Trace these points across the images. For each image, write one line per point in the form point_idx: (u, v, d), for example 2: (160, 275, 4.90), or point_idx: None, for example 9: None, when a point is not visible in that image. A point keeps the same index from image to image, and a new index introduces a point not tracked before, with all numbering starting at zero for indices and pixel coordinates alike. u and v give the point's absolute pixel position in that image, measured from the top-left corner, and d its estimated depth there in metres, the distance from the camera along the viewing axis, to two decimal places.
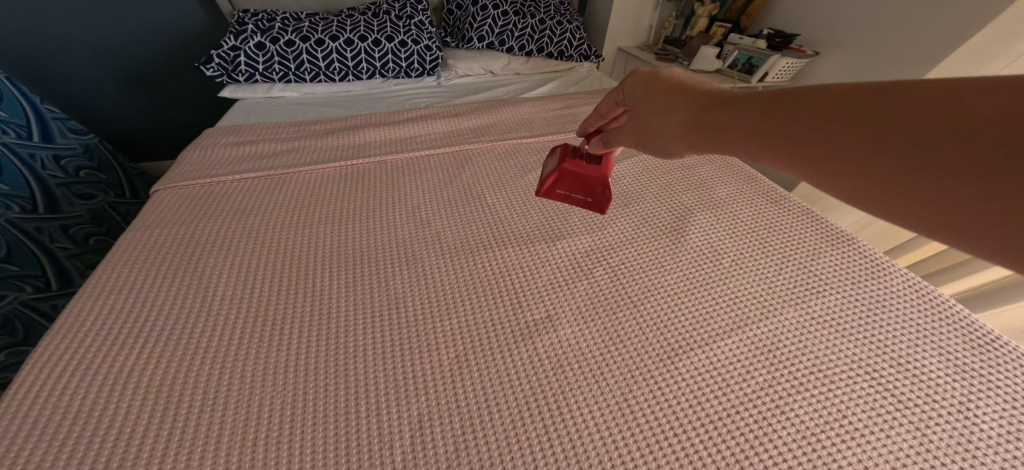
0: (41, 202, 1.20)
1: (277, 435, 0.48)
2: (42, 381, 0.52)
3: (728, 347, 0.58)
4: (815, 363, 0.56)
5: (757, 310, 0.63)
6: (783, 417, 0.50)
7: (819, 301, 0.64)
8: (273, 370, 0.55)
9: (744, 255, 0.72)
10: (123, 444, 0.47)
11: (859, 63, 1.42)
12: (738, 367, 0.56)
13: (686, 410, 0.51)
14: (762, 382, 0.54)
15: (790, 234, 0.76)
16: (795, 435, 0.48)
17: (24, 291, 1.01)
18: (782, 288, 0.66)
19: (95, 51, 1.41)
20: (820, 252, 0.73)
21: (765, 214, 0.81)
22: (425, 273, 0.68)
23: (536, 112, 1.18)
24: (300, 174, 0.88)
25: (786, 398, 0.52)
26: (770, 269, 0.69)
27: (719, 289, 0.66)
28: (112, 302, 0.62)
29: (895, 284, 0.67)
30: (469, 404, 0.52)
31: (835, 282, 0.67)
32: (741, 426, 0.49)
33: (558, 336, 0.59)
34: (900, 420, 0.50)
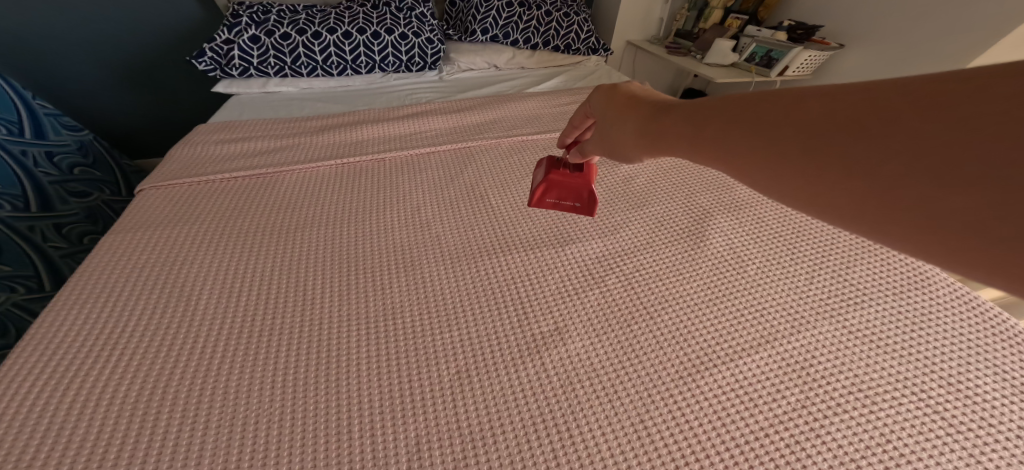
0: (33, 202, 1.16)
1: (263, 459, 0.44)
2: (9, 397, 0.48)
3: (754, 363, 0.53)
4: (852, 381, 0.51)
5: (786, 323, 0.57)
6: (819, 443, 0.45)
7: (855, 313, 0.59)
8: (260, 386, 0.50)
9: (771, 261, 0.66)
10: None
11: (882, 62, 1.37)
12: (767, 385, 0.50)
13: (710, 433, 0.46)
14: (794, 403, 0.48)
15: (820, 239, 0.71)
16: (832, 462, 0.43)
17: (15, 293, 0.98)
18: (813, 298, 0.61)
19: (89, 45, 1.36)
20: (855, 259, 0.67)
21: (793, 217, 0.75)
22: (424, 279, 0.63)
23: (543, 108, 1.12)
24: (294, 173, 0.84)
25: (821, 419, 0.47)
26: (799, 278, 0.64)
27: (742, 299, 0.60)
28: (89, 309, 0.58)
29: (940, 295, 0.61)
30: (473, 425, 0.47)
31: (873, 293, 0.62)
32: (772, 451, 0.44)
33: (569, 351, 0.54)
34: (950, 446, 0.44)
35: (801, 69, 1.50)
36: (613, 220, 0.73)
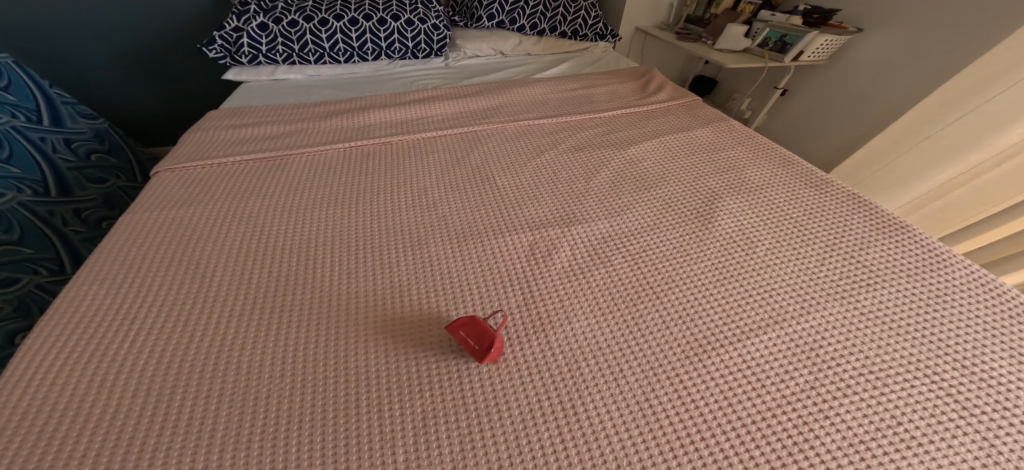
0: (53, 187, 1.19)
1: (276, 427, 0.45)
2: (35, 368, 0.50)
3: (762, 343, 0.53)
4: (863, 363, 0.50)
5: (796, 305, 0.57)
6: (827, 423, 0.45)
7: (867, 295, 0.58)
8: (271, 360, 0.52)
9: (782, 243, 0.66)
10: (115, 437, 0.44)
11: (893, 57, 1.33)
12: (776, 365, 0.50)
13: (717, 412, 0.46)
14: (803, 384, 0.49)
15: (834, 221, 0.70)
16: (841, 443, 0.44)
17: (38, 275, 1.01)
18: (824, 279, 0.60)
19: (101, 36, 1.39)
20: (869, 241, 0.66)
21: (805, 199, 0.74)
22: (431, 258, 0.64)
23: (549, 93, 1.12)
24: (302, 156, 0.85)
25: (831, 401, 0.47)
26: (811, 260, 0.63)
27: (752, 280, 0.60)
28: (109, 286, 0.60)
29: (956, 276, 0.61)
30: (477, 400, 0.48)
31: (887, 274, 0.61)
32: (780, 430, 0.45)
33: (574, 330, 0.55)
34: (963, 429, 0.44)
35: (815, 54, 1.45)
36: (620, 201, 0.73)
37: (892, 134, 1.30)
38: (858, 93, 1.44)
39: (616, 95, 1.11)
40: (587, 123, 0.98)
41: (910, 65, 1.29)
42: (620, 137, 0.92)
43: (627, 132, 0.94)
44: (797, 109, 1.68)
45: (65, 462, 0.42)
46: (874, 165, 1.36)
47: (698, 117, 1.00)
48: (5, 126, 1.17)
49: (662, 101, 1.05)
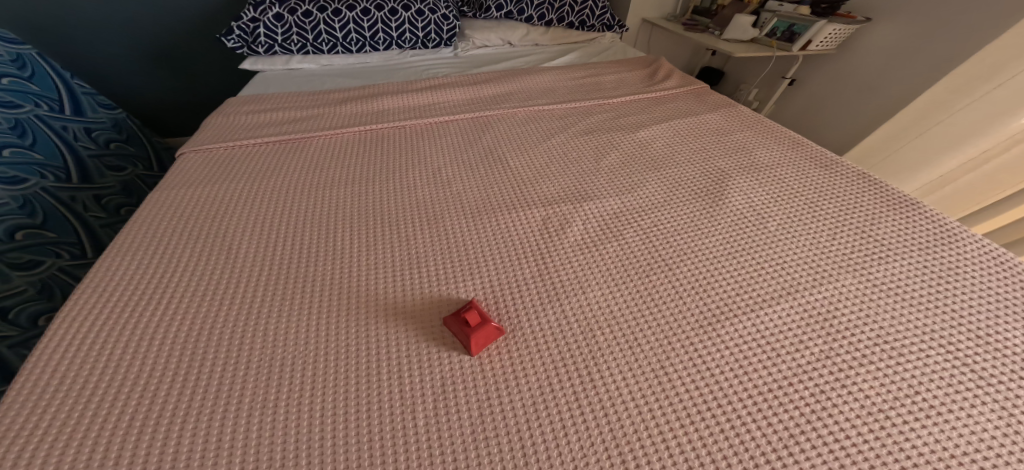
0: (74, 174, 1.23)
1: (301, 387, 0.48)
2: (70, 332, 0.53)
3: (776, 313, 0.53)
4: (878, 333, 0.50)
5: (809, 277, 0.58)
6: (844, 391, 0.45)
7: (879, 268, 0.59)
8: (292, 330, 0.54)
9: (793, 219, 0.67)
10: (148, 395, 0.47)
11: (896, 47, 1.31)
12: (791, 335, 0.51)
13: (733, 380, 0.47)
14: (818, 354, 0.49)
15: (845, 199, 0.70)
16: (860, 411, 0.43)
17: (61, 258, 1.05)
18: (837, 253, 0.61)
19: (120, 29, 1.42)
20: (880, 218, 0.67)
21: (815, 178, 0.75)
22: (447, 231, 0.67)
23: (558, 81, 1.13)
24: (321, 139, 0.88)
25: (847, 370, 0.47)
26: (823, 235, 0.64)
27: (763, 254, 0.61)
28: (140, 256, 0.63)
29: (967, 250, 0.61)
30: (495, 372, 0.49)
31: (899, 249, 0.61)
32: (796, 398, 0.45)
33: (587, 298, 0.56)
34: (982, 398, 0.44)
35: (824, 43, 1.43)
36: (629, 181, 0.75)
37: (903, 119, 1.31)
38: (868, 84, 1.40)
39: (624, 83, 1.12)
40: (595, 109, 1.00)
41: (921, 53, 1.24)
42: (628, 122, 0.93)
43: (635, 117, 0.95)
44: (804, 100, 1.64)
45: (104, 416, 0.45)
46: (886, 150, 1.37)
47: (705, 103, 1.01)
48: (28, 114, 1.22)
49: (670, 88, 1.06)
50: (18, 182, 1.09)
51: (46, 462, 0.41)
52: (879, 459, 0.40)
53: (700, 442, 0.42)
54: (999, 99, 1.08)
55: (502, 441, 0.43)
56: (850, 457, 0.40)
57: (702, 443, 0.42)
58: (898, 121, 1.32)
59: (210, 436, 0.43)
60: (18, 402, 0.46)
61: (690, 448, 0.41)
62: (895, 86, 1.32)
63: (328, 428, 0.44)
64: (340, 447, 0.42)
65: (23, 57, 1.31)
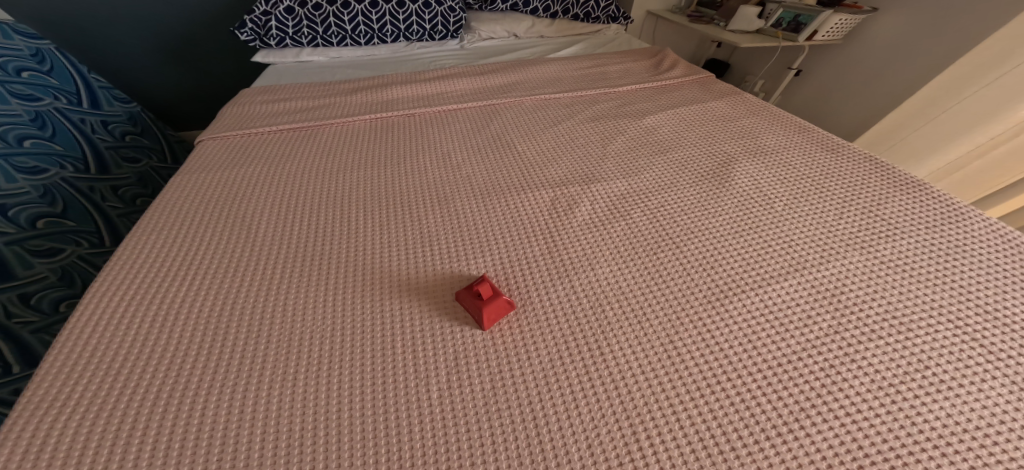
0: (93, 164, 1.27)
1: (320, 359, 0.50)
2: (99, 309, 0.55)
3: (785, 289, 0.53)
4: (886, 308, 0.50)
5: (816, 255, 0.58)
6: (853, 366, 0.45)
7: (887, 246, 0.58)
8: (310, 306, 0.55)
9: (798, 200, 0.67)
10: (175, 366, 0.49)
11: (903, 35, 1.31)
12: (798, 311, 0.51)
13: (741, 355, 0.47)
14: (826, 329, 0.49)
15: (851, 181, 0.70)
16: (869, 385, 0.43)
17: (81, 246, 1.08)
18: (843, 232, 0.61)
19: (134, 25, 1.45)
20: (886, 198, 0.67)
21: (822, 161, 0.75)
22: (457, 213, 0.69)
23: (565, 70, 1.14)
24: (333, 126, 0.90)
25: (856, 345, 0.47)
26: (829, 215, 0.64)
27: (769, 232, 0.62)
28: (163, 238, 0.65)
29: (975, 229, 0.60)
30: (506, 344, 0.50)
31: (908, 227, 0.61)
32: (805, 373, 0.45)
33: (596, 274, 0.57)
34: (992, 373, 0.44)
35: (830, 34, 1.43)
36: (635, 164, 0.77)
37: (910, 107, 1.30)
38: (873, 71, 1.40)
39: (630, 72, 1.13)
40: (602, 97, 1.01)
41: (928, 41, 1.24)
42: (634, 109, 0.95)
43: (641, 104, 0.97)
44: (812, 90, 1.62)
45: (136, 384, 0.47)
46: (891, 139, 1.37)
47: (712, 91, 1.02)
48: (48, 107, 1.25)
49: (676, 77, 1.07)
50: (40, 172, 1.12)
51: (85, 425, 0.43)
52: (891, 434, 0.40)
53: (711, 414, 0.43)
54: (1006, 88, 1.09)
55: (514, 418, 0.44)
56: (862, 431, 0.40)
57: (714, 416, 0.43)
58: (905, 109, 1.31)
59: (236, 402, 0.46)
60: (52, 372, 0.48)
61: (702, 421, 0.42)
62: (902, 74, 1.31)
63: (347, 396, 0.46)
64: (355, 416, 0.44)
65: (42, 52, 1.34)
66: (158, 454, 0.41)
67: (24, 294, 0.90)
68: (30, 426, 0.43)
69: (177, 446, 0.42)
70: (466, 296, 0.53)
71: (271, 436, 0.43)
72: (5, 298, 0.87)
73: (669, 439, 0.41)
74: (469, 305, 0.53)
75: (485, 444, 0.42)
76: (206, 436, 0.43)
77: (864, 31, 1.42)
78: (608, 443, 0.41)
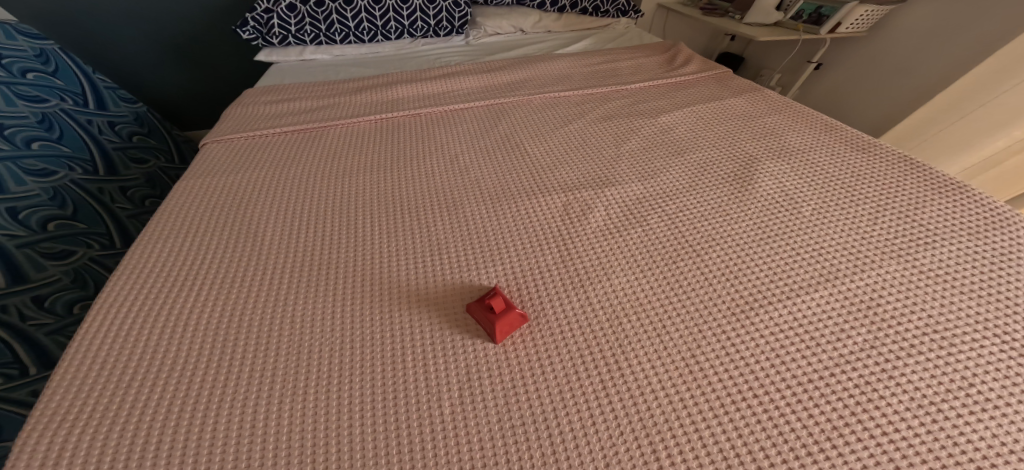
0: (101, 166, 1.26)
1: (331, 371, 0.48)
2: (107, 318, 0.53)
3: (815, 299, 0.51)
4: (925, 321, 0.47)
5: (849, 263, 0.55)
6: (890, 382, 0.42)
7: (923, 252, 0.55)
8: (319, 316, 0.54)
9: (826, 203, 0.64)
10: (184, 379, 0.48)
11: (931, 26, 1.26)
12: (830, 324, 0.48)
13: (769, 371, 0.44)
14: (862, 343, 0.46)
15: (883, 183, 0.67)
16: (908, 403, 0.41)
17: (92, 248, 1.08)
18: (875, 238, 0.58)
19: (139, 25, 1.43)
20: (923, 202, 0.63)
21: (853, 162, 0.72)
22: (467, 218, 0.67)
23: (573, 67, 1.10)
24: (338, 127, 0.88)
25: (893, 360, 0.44)
26: (859, 220, 0.61)
27: (796, 238, 0.59)
28: (167, 244, 0.64)
29: (1018, 234, 0.57)
30: (521, 358, 0.48)
31: (947, 233, 0.58)
32: (838, 390, 0.42)
33: (612, 284, 0.55)
34: None
35: (853, 27, 1.38)
36: (652, 165, 0.74)
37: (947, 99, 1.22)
38: (899, 64, 1.35)
39: (641, 68, 1.10)
40: (613, 95, 0.97)
41: (965, 31, 1.18)
42: (648, 107, 0.91)
43: (655, 102, 0.93)
44: (834, 82, 1.57)
45: (145, 399, 0.46)
46: (922, 134, 1.30)
47: (729, 88, 0.98)
48: (54, 108, 1.24)
49: (690, 73, 1.03)
50: (48, 174, 1.11)
51: (96, 442, 0.42)
52: (932, 455, 0.37)
53: (738, 434, 0.40)
54: None
55: (529, 436, 0.42)
56: (900, 452, 0.38)
57: (740, 436, 0.40)
58: (937, 102, 1.23)
59: (249, 418, 0.44)
60: (60, 385, 0.47)
61: (723, 437, 0.40)
62: (932, 67, 1.26)
63: (359, 413, 0.44)
64: (367, 434, 0.42)
65: (46, 52, 1.33)
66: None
67: (36, 298, 0.90)
68: (40, 443, 0.42)
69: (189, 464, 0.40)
70: (479, 308, 0.51)
71: (285, 454, 0.41)
72: (18, 302, 0.86)
73: (691, 458, 0.39)
74: (481, 319, 0.51)
75: (502, 466, 0.40)
76: (218, 454, 0.41)
77: (888, 23, 1.37)
78: (627, 465, 0.39)
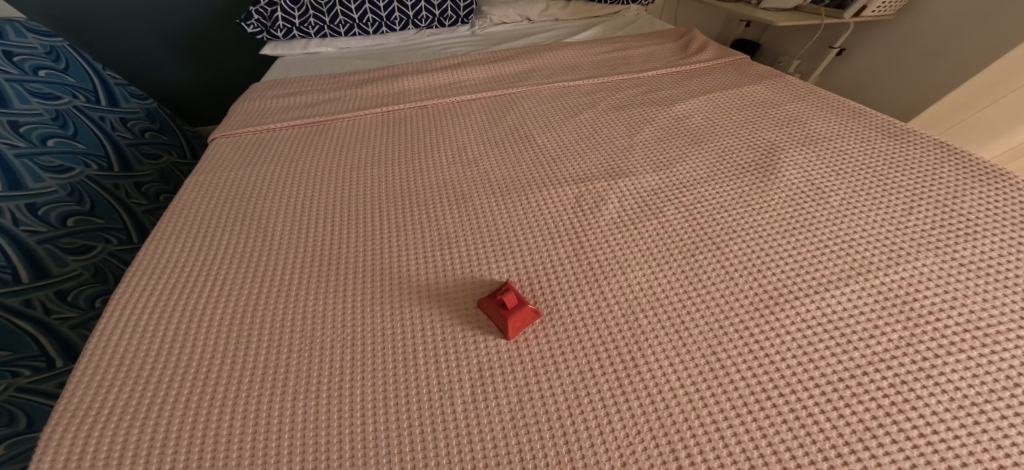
0: (115, 162, 1.26)
1: (345, 367, 0.47)
2: (123, 314, 0.53)
3: (844, 294, 0.48)
4: (966, 316, 0.45)
5: (882, 256, 0.52)
6: (928, 380, 0.40)
7: (962, 243, 0.53)
8: (331, 311, 0.53)
9: (856, 193, 0.61)
10: (203, 372, 0.47)
11: (959, 12, 1.21)
12: (862, 320, 0.46)
13: (796, 370, 0.43)
14: (897, 340, 0.44)
15: (918, 171, 0.64)
16: (947, 403, 0.39)
17: (110, 243, 1.09)
18: (911, 229, 0.55)
19: (146, 20, 1.43)
20: (962, 190, 0.60)
21: (883, 150, 0.69)
22: (477, 211, 0.65)
23: (582, 56, 1.07)
24: (345, 120, 0.87)
25: (931, 358, 0.42)
26: (892, 210, 0.58)
27: (824, 230, 0.57)
28: (178, 241, 0.63)
29: None
30: (533, 355, 0.47)
31: (988, 224, 0.55)
32: (871, 388, 0.40)
33: (628, 279, 0.53)
34: None
35: (880, 9, 1.31)
36: (668, 155, 0.72)
37: (974, 88, 1.22)
38: (924, 51, 1.30)
39: (654, 56, 1.07)
40: (625, 84, 0.95)
41: (994, 17, 1.14)
42: (661, 96, 0.89)
43: (669, 90, 0.90)
44: (856, 68, 1.52)
45: (166, 393, 0.46)
46: (950, 120, 1.31)
47: (748, 75, 0.94)
48: (67, 106, 1.24)
49: (704, 61, 1.00)
50: (65, 171, 1.11)
51: (120, 436, 0.42)
52: (972, 457, 0.36)
53: (766, 434, 0.39)
54: None
55: (544, 434, 0.40)
56: (938, 453, 0.36)
57: (768, 436, 0.38)
58: (964, 92, 1.24)
59: (268, 413, 0.44)
60: (82, 380, 0.47)
61: (747, 437, 0.39)
62: (957, 55, 1.23)
63: (377, 407, 0.44)
64: (382, 433, 0.42)
65: (56, 49, 1.32)
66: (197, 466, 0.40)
67: (60, 292, 0.91)
68: (65, 438, 0.42)
69: (215, 457, 0.40)
70: (491, 304, 0.49)
71: (307, 449, 0.41)
72: (42, 296, 0.88)
73: (712, 458, 0.38)
74: (492, 315, 0.50)
75: (520, 463, 0.39)
76: (242, 446, 0.41)
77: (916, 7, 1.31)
78: (648, 463, 0.38)
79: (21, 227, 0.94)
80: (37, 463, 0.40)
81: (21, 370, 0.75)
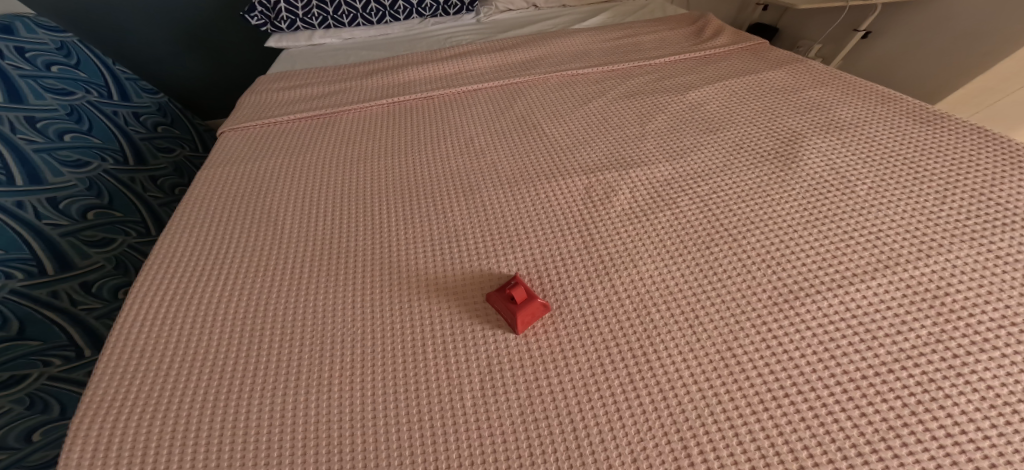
0: (130, 156, 1.27)
1: (361, 357, 0.47)
2: (139, 309, 0.53)
3: (871, 288, 0.46)
4: (1003, 313, 0.43)
5: (911, 248, 0.50)
6: (959, 379, 0.39)
7: (998, 235, 0.50)
8: (343, 303, 0.53)
9: (882, 182, 0.59)
10: (222, 364, 0.47)
11: None
12: (888, 316, 0.44)
13: (817, 367, 0.41)
14: (927, 337, 0.42)
15: (949, 158, 0.61)
16: (977, 401, 0.37)
17: (129, 236, 1.11)
18: (940, 219, 0.53)
19: (155, 14, 1.42)
20: (998, 178, 0.57)
21: (913, 136, 0.66)
22: (485, 202, 0.64)
23: (591, 43, 1.04)
24: (352, 112, 0.86)
25: (961, 356, 0.40)
26: (922, 200, 0.56)
27: (847, 221, 0.54)
28: (187, 235, 0.63)
29: None
30: (542, 350, 0.46)
31: None
32: (898, 387, 0.39)
33: (639, 273, 0.52)
34: None
35: None
36: (683, 144, 0.70)
37: (1001, 74, 1.20)
38: (949, 38, 1.26)
39: (665, 42, 1.03)
40: (635, 71, 0.92)
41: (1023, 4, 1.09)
42: (674, 83, 0.86)
43: (682, 77, 0.88)
44: (878, 53, 1.47)
45: (184, 386, 0.46)
46: (980, 103, 1.29)
47: (766, 60, 0.91)
48: (80, 101, 1.24)
49: (719, 45, 0.96)
50: (83, 165, 1.12)
51: (144, 428, 0.42)
52: (1002, 458, 0.34)
53: (785, 433, 0.37)
54: None
55: (558, 429, 0.40)
56: (966, 454, 0.34)
57: (787, 435, 0.37)
58: (992, 78, 1.21)
59: (289, 404, 0.44)
60: (105, 372, 0.47)
61: (764, 437, 0.37)
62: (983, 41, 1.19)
63: (390, 401, 0.43)
64: (397, 426, 0.41)
65: (67, 45, 1.32)
66: (222, 459, 0.40)
67: (84, 283, 0.93)
68: (92, 428, 0.42)
69: (238, 451, 0.40)
70: (500, 297, 0.48)
71: (327, 443, 0.40)
72: (68, 288, 0.90)
73: (728, 456, 0.37)
74: (501, 309, 0.49)
75: (534, 459, 0.38)
76: (265, 438, 0.41)
77: None
78: (665, 459, 0.37)
79: (42, 220, 0.95)
80: (66, 457, 0.40)
81: (52, 359, 0.77)
